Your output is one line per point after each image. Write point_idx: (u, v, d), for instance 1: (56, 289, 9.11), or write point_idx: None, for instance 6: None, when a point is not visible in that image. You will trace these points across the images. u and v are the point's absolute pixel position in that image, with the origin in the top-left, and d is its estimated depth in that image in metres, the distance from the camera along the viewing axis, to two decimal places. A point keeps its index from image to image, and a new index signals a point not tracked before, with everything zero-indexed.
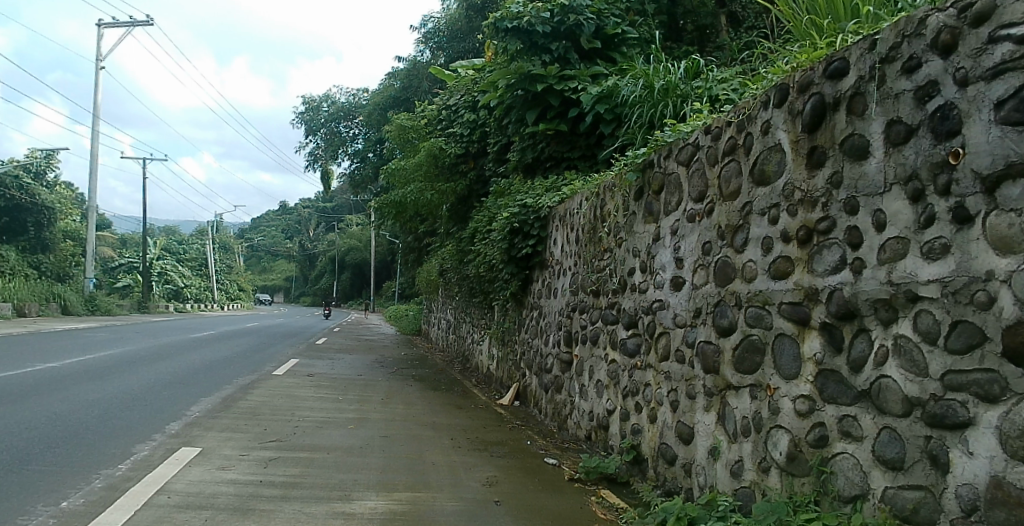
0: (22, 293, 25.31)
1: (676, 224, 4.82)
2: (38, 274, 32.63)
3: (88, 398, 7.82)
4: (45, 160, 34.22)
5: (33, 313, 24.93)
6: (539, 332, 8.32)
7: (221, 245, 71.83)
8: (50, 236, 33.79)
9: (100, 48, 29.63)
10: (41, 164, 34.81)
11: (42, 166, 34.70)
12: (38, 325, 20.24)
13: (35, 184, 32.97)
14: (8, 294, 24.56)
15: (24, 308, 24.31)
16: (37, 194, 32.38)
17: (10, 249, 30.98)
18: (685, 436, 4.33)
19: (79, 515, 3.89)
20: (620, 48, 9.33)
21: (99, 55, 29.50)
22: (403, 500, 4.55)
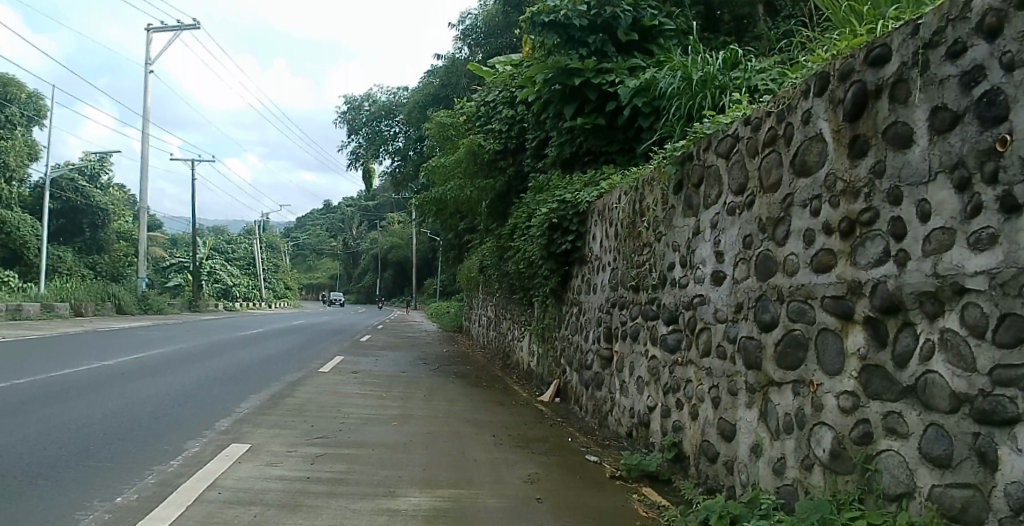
0: (78, 294, 26.37)
1: (716, 217, 4.75)
2: (93, 275, 34.13)
3: (141, 396, 8.14)
4: (99, 163, 36.08)
5: (90, 313, 25.93)
6: (579, 328, 8.31)
7: (268, 245, 73.86)
8: (105, 237, 35.32)
9: (148, 51, 30.50)
10: (97, 167, 36.41)
11: (96, 168, 36.34)
12: (92, 324, 21.10)
13: (91, 187, 34.86)
14: (65, 294, 25.66)
15: (81, 307, 25.31)
16: (92, 196, 34.20)
17: (65, 250, 32.50)
18: (727, 432, 4.28)
19: (133, 510, 4.04)
20: (658, 40, 9.21)
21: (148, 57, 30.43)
22: (446, 496, 4.61)
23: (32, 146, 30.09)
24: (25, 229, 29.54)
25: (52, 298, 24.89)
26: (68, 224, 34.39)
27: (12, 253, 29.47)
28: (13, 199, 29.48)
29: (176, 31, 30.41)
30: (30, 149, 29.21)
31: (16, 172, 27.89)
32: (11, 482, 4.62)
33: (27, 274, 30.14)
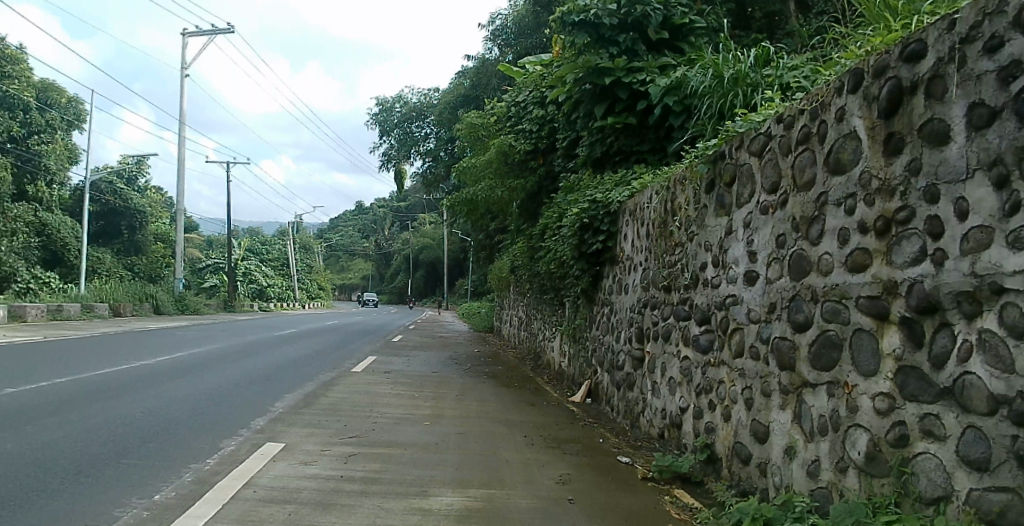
0: (116, 295, 27.07)
1: (749, 217, 4.70)
2: (132, 275, 35.05)
3: (180, 395, 8.36)
4: (137, 166, 37.14)
5: (128, 313, 26.63)
6: (610, 329, 8.29)
7: (302, 246, 75.05)
8: (142, 238, 36.36)
9: (184, 55, 31.18)
10: (133, 169, 37.41)
11: (133, 171, 37.41)
12: (131, 325, 21.69)
13: (129, 189, 35.96)
14: (104, 295, 26.40)
15: (120, 308, 26.00)
16: (130, 198, 35.28)
17: (104, 252, 33.40)
18: (761, 434, 4.23)
19: (172, 507, 4.16)
20: (689, 38, 9.14)
21: (184, 61, 31.11)
22: (478, 496, 4.65)
23: (71, 150, 31.02)
24: (65, 230, 30.04)
25: (92, 299, 25.53)
26: (107, 226, 35.63)
27: (53, 255, 29.96)
28: (53, 201, 30.19)
29: (211, 36, 31.07)
30: (69, 153, 30.32)
31: (58, 176, 29.53)
32: (55, 477, 4.77)
33: (67, 275, 30.42)
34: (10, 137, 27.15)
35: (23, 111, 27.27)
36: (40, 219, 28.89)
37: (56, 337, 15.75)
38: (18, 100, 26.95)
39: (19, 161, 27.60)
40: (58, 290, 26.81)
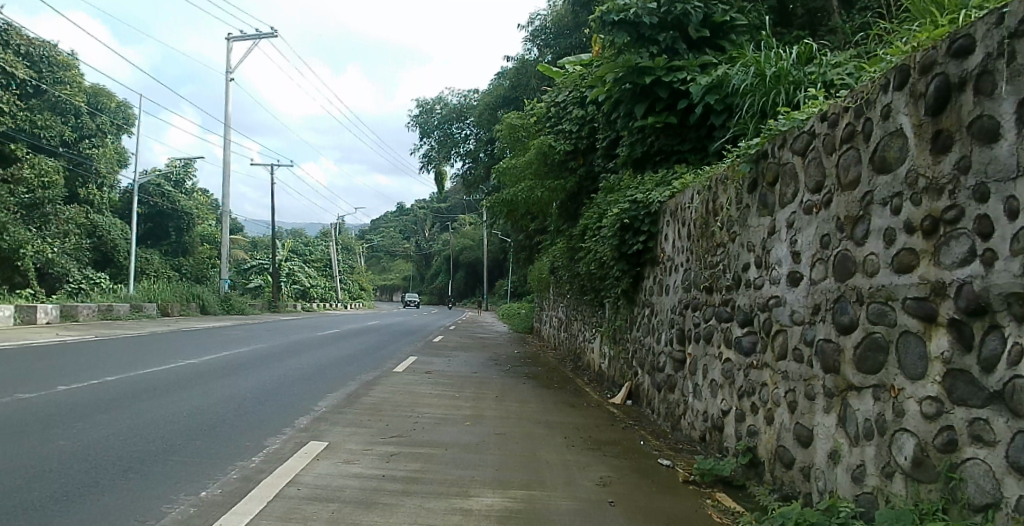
0: (164, 294, 27.90)
1: (792, 216, 4.62)
2: (179, 276, 36.19)
3: (227, 394, 8.62)
4: (184, 169, 38.32)
5: (175, 313, 27.50)
6: (651, 330, 8.24)
7: (344, 247, 76.34)
8: (189, 240, 37.61)
9: (229, 60, 32.04)
10: (181, 172, 38.61)
11: (181, 173, 38.59)
12: (178, 324, 22.36)
13: (176, 192, 37.16)
14: (153, 294, 27.25)
15: (167, 308, 26.89)
16: (178, 200, 36.47)
17: (152, 253, 34.51)
18: (804, 438, 4.16)
19: (219, 503, 4.31)
20: (729, 36, 9.03)
21: (229, 66, 31.95)
22: (518, 497, 4.69)
23: (121, 153, 32.37)
24: (115, 232, 31.17)
25: (141, 298, 26.40)
26: (155, 228, 36.89)
27: (104, 256, 31.18)
28: (104, 204, 31.60)
29: (256, 40, 31.86)
30: (119, 156, 31.89)
31: (108, 180, 30.66)
32: (108, 472, 4.97)
33: (116, 275, 31.59)
34: (63, 141, 28.04)
35: (74, 116, 28.38)
36: (91, 221, 30.11)
37: (108, 336, 16.28)
38: (70, 105, 28.08)
39: (71, 165, 28.70)
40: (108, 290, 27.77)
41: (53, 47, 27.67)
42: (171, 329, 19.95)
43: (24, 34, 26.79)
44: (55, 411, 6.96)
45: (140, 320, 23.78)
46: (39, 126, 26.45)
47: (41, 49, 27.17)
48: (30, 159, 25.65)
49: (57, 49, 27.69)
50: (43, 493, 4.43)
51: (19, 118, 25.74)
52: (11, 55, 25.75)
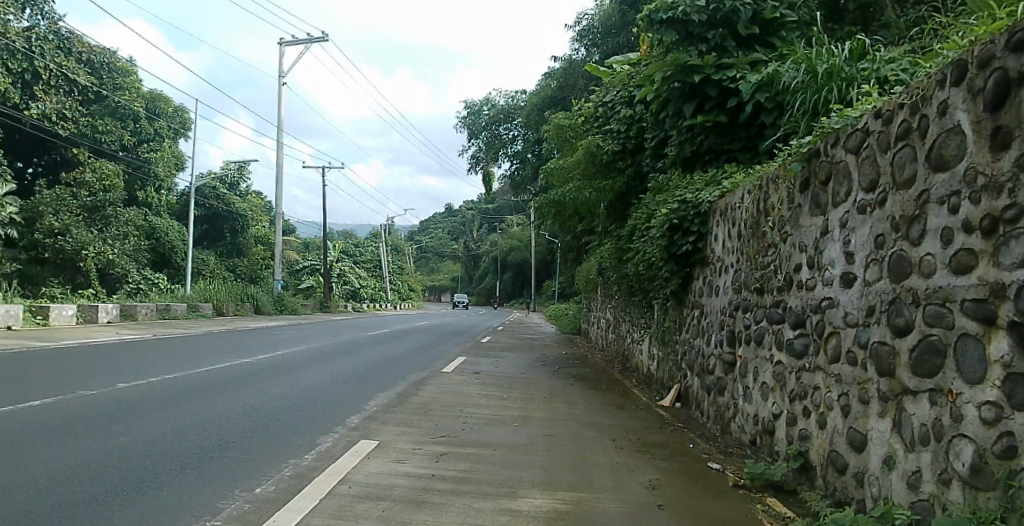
0: (220, 295, 28.85)
1: (845, 216, 4.52)
2: (234, 276, 37.42)
3: (281, 392, 8.90)
4: (239, 172, 39.59)
5: (230, 313, 28.45)
6: (700, 332, 8.14)
7: (394, 248, 77.54)
8: (243, 241, 38.91)
9: (282, 65, 32.95)
10: (236, 175, 39.90)
11: (235, 177, 39.88)
12: (233, 324, 23.01)
13: (231, 194, 38.46)
14: (210, 295, 28.21)
15: (222, 308, 27.83)
16: (232, 203, 37.77)
17: (208, 255, 35.70)
18: (858, 443, 4.06)
19: (273, 501, 4.47)
20: (780, 33, 8.86)
21: (283, 71, 32.85)
22: (566, 499, 4.72)
23: (178, 156, 33.70)
24: (173, 235, 32.52)
25: (198, 299, 27.37)
26: (211, 229, 38.27)
27: (162, 258, 32.60)
28: (161, 207, 33.15)
29: (307, 45, 32.68)
30: (177, 160, 33.15)
31: (166, 182, 31.94)
32: (168, 467, 5.21)
33: (174, 275, 32.97)
34: (122, 145, 29.35)
35: (133, 121, 29.71)
36: (150, 223, 31.55)
37: (167, 336, 16.87)
38: (129, 110, 29.40)
39: (131, 168, 30.05)
40: (166, 290, 28.87)
41: (113, 54, 28.85)
42: (226, 328, 20.63)
43: (86, 42, 27.78)
44: (119, 408, 7.33)
45: (197, 319, 24.67)
46: (98, 130, 28.09)
47: (102, 56, 28.31)
48: (92, 163, 27.25)
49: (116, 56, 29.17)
50: (108, 486, 4.67)
51: (81, 123, 27.15)
52: (72, 62, 26.52)
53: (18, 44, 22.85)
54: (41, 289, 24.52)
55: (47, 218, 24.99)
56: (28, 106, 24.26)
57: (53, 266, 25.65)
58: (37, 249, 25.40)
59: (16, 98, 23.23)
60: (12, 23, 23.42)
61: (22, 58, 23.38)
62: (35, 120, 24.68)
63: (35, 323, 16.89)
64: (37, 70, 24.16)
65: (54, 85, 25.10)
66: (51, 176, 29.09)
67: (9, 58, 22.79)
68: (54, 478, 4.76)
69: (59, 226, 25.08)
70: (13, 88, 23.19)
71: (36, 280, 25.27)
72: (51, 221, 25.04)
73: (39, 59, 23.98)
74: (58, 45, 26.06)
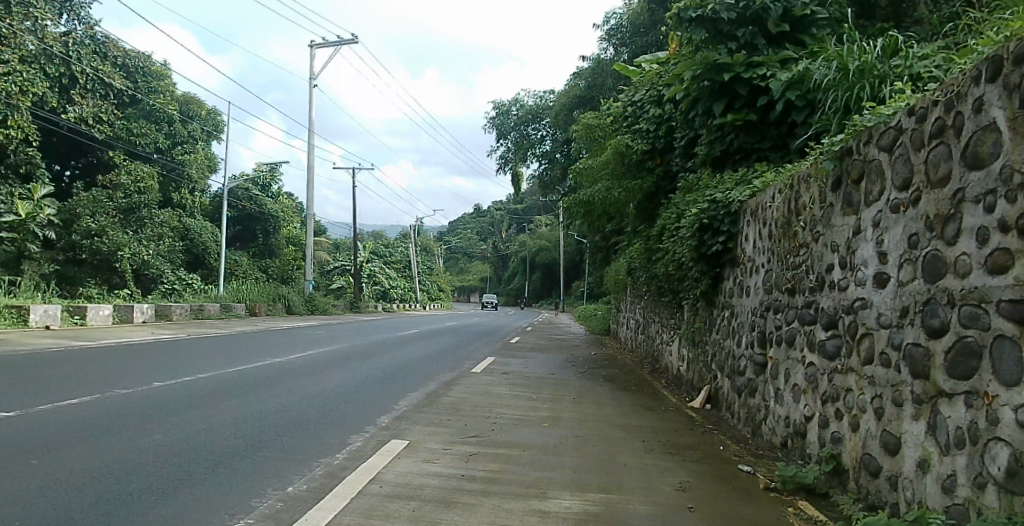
0: (253, 295, 29.44)
1: (878, 216, 4.45)
2: (266, 276, 38.11)
3: (312, 392, 9.06)
4: (271, 174, 40.30)
5: (263, 313, 28.99)
6: (731, 333, 8.07)
7: (423, 248, 78.09)
8: (275, 242, 39.58)
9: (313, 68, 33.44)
10: (268, 177, 40.63)
11: (268, 178, 40.61)
12: (265, 325, 23.36)
13: (263, 196, 39.17)
14: (244, 296, 28.79)
15: (254, 308, 28.38)
16: (265, 204, 38.47)
17: (241, 256, 36.37)
18: (891, 446, 4.00)
19: (305, 499, 4.56)
20: (811, 30, 8.73)
21: (313, 73, 33.34)
22: (596, 500, 4.73)
23: (211, 158, 34.43)
24: (206, 235, 33.06)
25: (231, 299, 27.95)
26: (244, 231, 39.00)
27: (196, 258, 33.20)
28: (196, 209, 33.81)
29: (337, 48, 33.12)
30: (211, 163, 33.86)
31: (199, 184, 32.85)
32: (202, 466, 5.35)
33: (208, 276, 33.51)
34: (157, 148, 30.24)
35: (167, 124, 30.49)
36: (184, 224, 32.25)
37: (200, 336, 17.21)
38: (163, 112, 30.24)
39: (165, 170, 30.95)
40: (199, 290, 29.45)
41: (147, 58, 29.97)
42: (258, 328, 20.99)
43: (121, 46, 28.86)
44: (154, 407, 7.53)
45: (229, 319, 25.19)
46: (134, 134, 28.91)
47: (136, 60, 29.44)
48: (127, 165, 28.17)
49: (150, 60, 30.09)
50: (145, 484, 4.81)
51: (117, 126, 28.19)
52: (109, 66, 27.44)
53: (56, 49, 24.04)
54: (78, 290, 25.07)
55: (85, 220, 25.66)
56: (65, 110, 25.25)
57: (91, 266, 26.26)
58: (74, 250, 25.96)
59: (53, 102, 24.45)
60: (50, 28, 24.31)
61: (60, 62, 24.52)
62: (72, 123, 25.53)
63: (73, 323, 17.42)
64: (74, 74, 25.36)
65: (89, 89, 26.28)
66: (88, 179, 29.97)
67: (48, 64, 24.02)
68: (93, 475, 4.90)
69: (96, 228, 25.66)
70: (51, 92, 24.45)
71: (74, 280, 25.82)
72: (88, 222, 25.66)
73: (77, 64, 25.17)
74: (95, 48, 27.19)
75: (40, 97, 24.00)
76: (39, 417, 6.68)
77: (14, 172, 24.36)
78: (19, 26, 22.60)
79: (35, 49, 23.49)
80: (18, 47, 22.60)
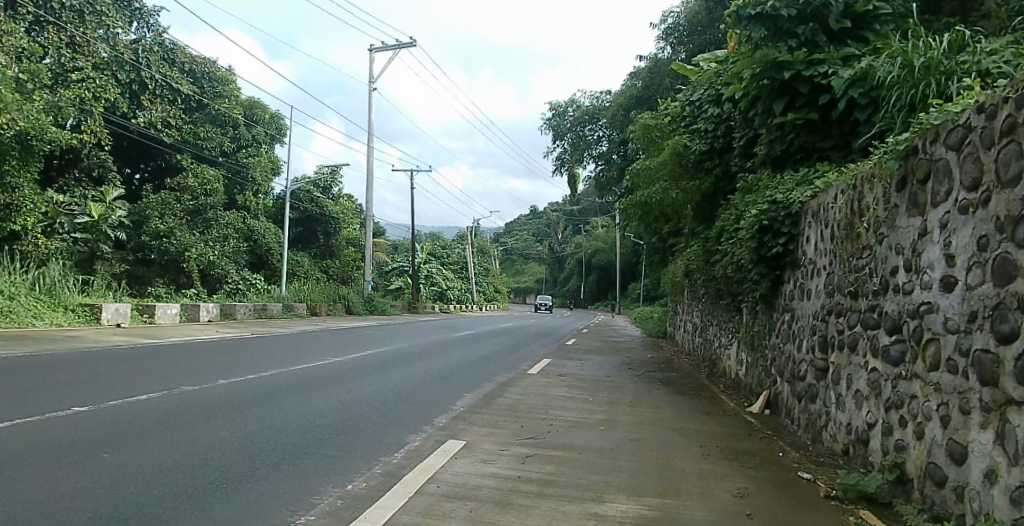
0: (314, 295, 30.40)
1: (945, 217, 4.31)
2: (326, 276, 39.25)
3: (371, 391, 9.31)
4: (332, 176, 41.48)
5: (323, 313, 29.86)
6: (791, 337, 7.88)
7: (479, 249, 78.78)
8: (336, 243, 40.70)
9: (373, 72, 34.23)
10: (329, 180, 41.79)
11: (329, 181, 41.78)
12: (325, 325, 23.93)
13: (325, 198, 40.35)
14: (306, 296, 29.74)
15: (315, 308, 29.26)
16: (325, 206, 39.61)
17: (303, 257, 37.51)
18: (957, 455, 3.88)
19: (365, 497, 4.73)
20: (873, 26, 8.48)
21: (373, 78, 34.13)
22: (653, 505, 4.74)
23: (274, 161, 35.46)
24: (270, 237, 34.07)
25: (293, 298, 28.89)
26: (306, 232, 40.26)
27: (260, 259, 34.26)
28: (260, 210, 34.78)
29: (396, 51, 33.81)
30: (274, 166, 35.12)
31: (262, 187, 33.69)
32: (267, 462, 5.61)
33: (271, 276, 34.68)
34: (223, 151, 31.50)
35: (232, 128, 31.59)
36: (248, 226, 33.08)
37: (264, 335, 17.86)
38: (228, 117, 31.32)
39: (231, 173, 32.29)
40: (262, 290, 30.52)
41: (212, 64, 31.10)
42: (319, 328, 21.65)
43: (188, 53, 30.28)
44: (222, 404, 7.91)
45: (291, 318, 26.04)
46: (201, 137, 30.09)
47: (202, 66, 30.69)
48: (194, 168, 29.44)
49: (216, 66, 31.24)
50: (213, 479, 5.08)
51: (184, 131, 29.70)
52: (175, 71, 29.15)
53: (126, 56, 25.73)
54: (146, 289, 26.46)
55: (154, 222, 27.14)
56: (135, 115, 27.24)
57: (159, 266, 27.63)
58: (143, 251, 27.47)
59: (123, 107, 26.03)
60: (121, 37, 26.21)
61: (129, 69, 26.31)
62: (142, 128, 27.40)
63: (143, 320, 18.42)
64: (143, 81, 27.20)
65: (158, 94, 27.98)
66: (157, 181, 31.77)
67: (119, 70, 25.65)
68: (165, 470, 5.21)
69: (164, 229, 27.14)
70: (121, 97, 26.12)
71: (143, 279, 27.28)
72: (156, 224, 27.16)
73: (145, 70, 26.85)
74: (162, 55, 28.92)
75: (111, 102, 25.66)
76: (114, 412, 7.11)
77: (88, 176, 25.94)
78: (91, 34, 24.47)
79: (107, 57, 25.22)
80: (91, 55, 24.40)
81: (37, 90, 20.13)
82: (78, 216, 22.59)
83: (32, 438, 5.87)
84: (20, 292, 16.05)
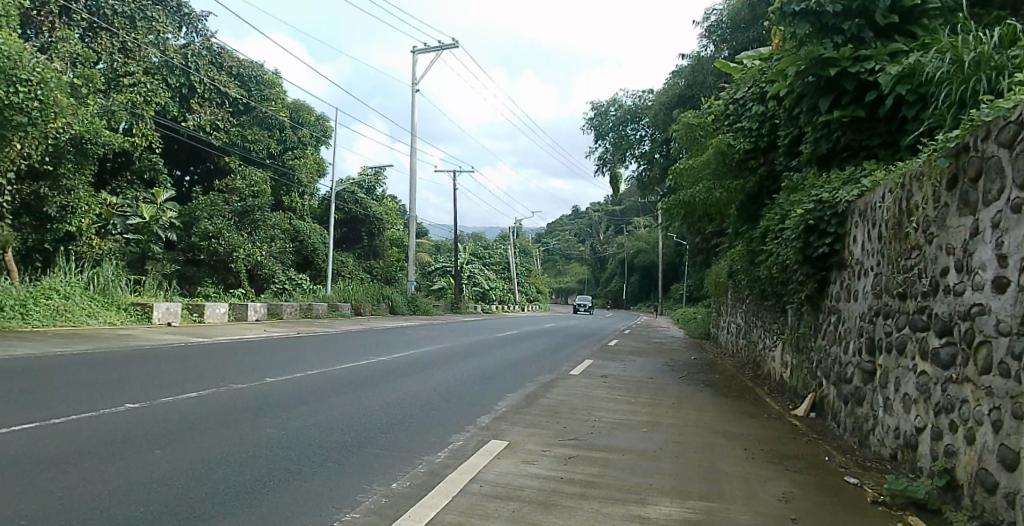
0: (358, 295, 30.96)
1: (997, 217, 4.19)
2: (370, 277, 39.90)
3: (414, 390, 9.47)
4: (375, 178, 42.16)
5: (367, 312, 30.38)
6: (837, 338, 7.73)
7: (521, 250, 78.94)
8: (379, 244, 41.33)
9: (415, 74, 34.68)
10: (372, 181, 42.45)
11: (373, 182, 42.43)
12: (369, 324, 24.34)
13: (369, 199, 41.03)
14: (350, 296, 30.31)
15: (360, 307, 29.80)
16: (369, 207, 40.27)
17: (347, 257, 38.21)
18: (1010, 462, 3.77)
19: (410, 496, 4.84)
20: (921, 21, 8.27)
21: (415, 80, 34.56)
22: (696, 508, 4.74)
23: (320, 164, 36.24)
24: (315, 237, 34.84)
25: (338, 298, 29.46)
26: (350, 233, 40.99)
27: (306, 259, 35.06)
28: (305, 211, 35.62)
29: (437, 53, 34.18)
30: (319, 168, 35.88)
31: (308, 188, 34.47)
32: (313, 460, 5.79)
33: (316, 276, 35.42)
34: (270, 153, 32.32)
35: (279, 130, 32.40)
36: (294, 227, 33.93)
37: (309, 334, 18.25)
38: (275, 120, 32.13)
39: (278, 175, 33.13)
40: (308, 290, 30.99)
41: (259, 68, 31.92)
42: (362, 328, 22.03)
43: (236, 58, 31.16)
44: (270, 402, 8.17)
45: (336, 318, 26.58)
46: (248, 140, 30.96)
47: (250, 70, 31.56)
48: (242, 171, 30.42)
49: (263, 70, 32.04)
50: (261, 475, 5.29)
51: (232, 133, 30.61)
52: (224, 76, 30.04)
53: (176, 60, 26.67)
54: (196, 288, 27.45)
55: (203, 222, 27.98)
56: (185, 119, 28.29)
57: (208, 266, 28.55)
58: (193, 251, 28.43)
59: (174, 110, 26.95)
60: (172, 42, 27.18)
61: (180, 73, 27.27)
62: (192, 131, 28.44)
63: (193, 319, 19.06)
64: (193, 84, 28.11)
65: (207, 98, 28.85)
66: (206, 184, 32.86)
67: (169, 74, 26.55)
68: (216, 465, 5.43)
69: (212, 229, 27.93)
70: (172, 101, 27.06)
71: (193, 279, 28.31)
72: (206, 225, 27.98)
73: (195, 74, 27.77)
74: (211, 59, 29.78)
75: (162, 106, 26.61)
76: (169, 409, 7.42)
77: (140, 177, 26.88)
78: (143, 39, 25.45)
79: (158, 62, 26.16)
80: (142, 60, 25.31)
81: (91, 94, 21.11)
82: (129, 217, 23.75)
83: (90, 433, 6.17)
84: (77, 292, 16.72)
